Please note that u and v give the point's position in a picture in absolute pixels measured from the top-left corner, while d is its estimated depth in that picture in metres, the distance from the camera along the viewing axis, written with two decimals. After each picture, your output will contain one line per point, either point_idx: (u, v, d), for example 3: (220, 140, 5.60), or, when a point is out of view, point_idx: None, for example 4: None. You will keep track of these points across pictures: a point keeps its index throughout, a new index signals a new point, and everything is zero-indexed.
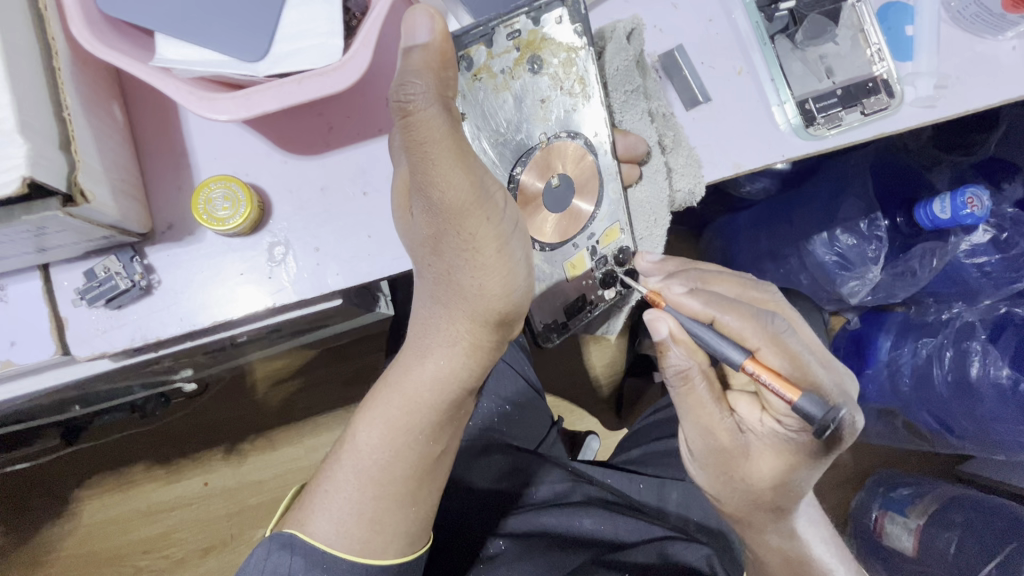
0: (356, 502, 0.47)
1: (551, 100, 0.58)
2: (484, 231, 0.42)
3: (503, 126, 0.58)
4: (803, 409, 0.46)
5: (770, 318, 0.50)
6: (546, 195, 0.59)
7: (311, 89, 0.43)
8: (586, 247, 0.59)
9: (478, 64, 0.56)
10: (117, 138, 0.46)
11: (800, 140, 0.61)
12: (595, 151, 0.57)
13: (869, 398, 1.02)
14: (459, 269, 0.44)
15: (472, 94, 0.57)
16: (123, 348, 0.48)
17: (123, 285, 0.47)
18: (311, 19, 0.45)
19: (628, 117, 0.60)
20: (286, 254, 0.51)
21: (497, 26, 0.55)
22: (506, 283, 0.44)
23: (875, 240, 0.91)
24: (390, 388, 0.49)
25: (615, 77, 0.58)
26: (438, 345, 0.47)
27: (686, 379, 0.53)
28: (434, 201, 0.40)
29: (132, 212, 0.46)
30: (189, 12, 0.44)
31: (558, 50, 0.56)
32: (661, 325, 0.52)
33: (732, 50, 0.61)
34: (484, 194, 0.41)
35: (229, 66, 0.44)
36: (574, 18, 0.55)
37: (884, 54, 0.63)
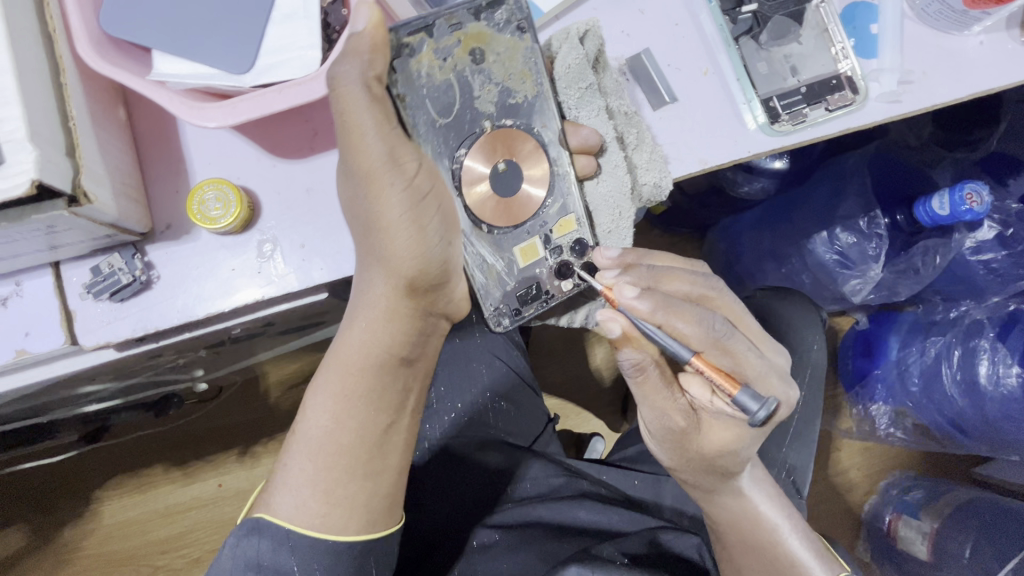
0: (311, 474, 0.50)
1: (496, 89, 0.54)
2: (393, 193, 0.49)
3: (445, 112, 0.53)
4: (742, 403, 0.53)
5: (713, 322, 0.55)
6: (494, 180, 0.55)
7: (291, 96, 0.47)
8: (540, 234, 0.57)
9: (419, 53, 0.51)
10: (120, 146, 0.51)
11: (766, 137, 0.64)
12: (545, 143, 0.56)
13: (877, 397, 1.05)
14: (374, 231, 0.50)
15: (412, 85, 0.52)
16: (126, 338, 0.52)
17: (125, 279, 0.51)
18: (292, 34, 0.49)
19: (584, 111, 0.56)
20: (274, 250, 0.55)
21: (437, 18, 0.51)
22: (418, 242, 0.51)
23: (875, 237, 0.92)
24: (330, 354, 0.54)
25: (567, 75, 0.55)
26: (364, 304, 0.53)
27: (641, 371, 0.59)
28: (353, 166, 0.48)
29: (132, 213, 0.50)
30: (181, 29, 0.49)
31: (502, 44, 0.53)
32: (614, 325, 0.55)
33: (698, 51, 0.64)
34: (396, 160, 0.48)
35: (218, 79, 0.48)
36: (516, 16, 0.53)
37: (848, 51, 0.65)
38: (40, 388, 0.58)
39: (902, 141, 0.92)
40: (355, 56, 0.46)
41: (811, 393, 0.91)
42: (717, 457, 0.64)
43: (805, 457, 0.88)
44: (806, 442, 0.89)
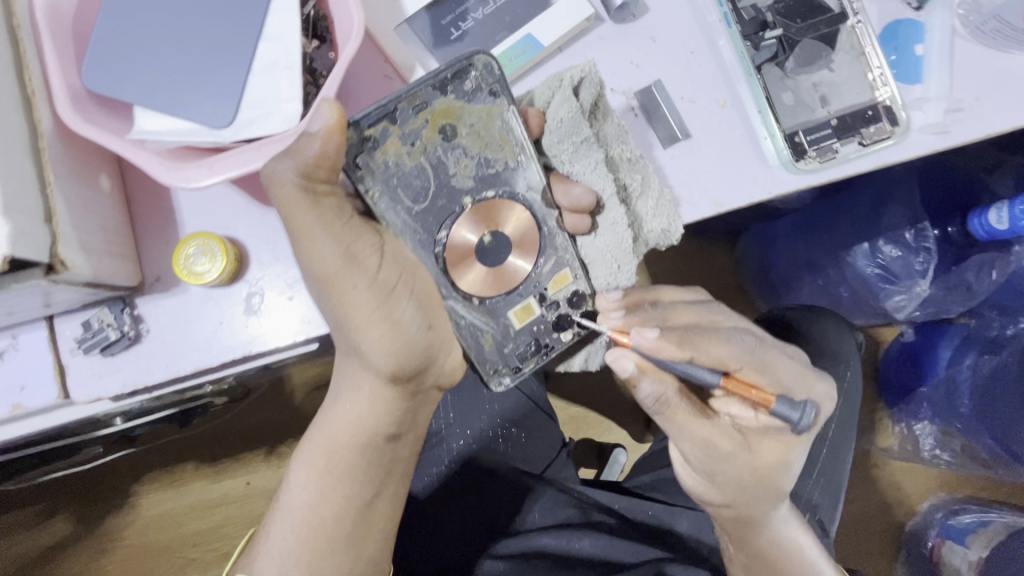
0: (296, 541, 0.50)
1: (473, 163, 0.50)
2: (355, 293, 0.47)
3: (421, 197, 0.49)
4: (783, 413, 0.53)
5: (734, 337, 0.55)
6: (479, 252, 0.52)
7: (269, 154, 0.46)
8: (534, 294, 0.53)
9: (384, 143, 0.47)
10: (106, 200, 0.50)
11: (790, 175, 0.58)
12: (533, 207, 0.52)
13: (923, 415, 0.98)
14: (343, 325, 0.48)
15: (380, 176, 0.48)
16: (117, 392, 0.52)
17: (114, 335, 0.51)
18: (273, 86, 0.47)
19: (579, 165, 0.52)
20: (262, 303, 0.54)
21: (399, 102, 0.47)
22: (388, 333, 0.48)
23: (923, 251, 0.85)
24: (316, 426, 0.53)
25: (559, 129, 0.51)
26: (346, 389, 0.52)
27: (664, 402, 0.54)
28: (309, 270, 0.47)
29: (119, 270, 0.50)
30: (162, 83, 0.47)
31: (474, 114, 0.49)
32: (627, 364, 0.52)
33: (715, 82, 0.59)
34: (352, 257, 0.46)
35: (199, 134, 0.47)
36: (486, 79, 0.48)
37: (887, 78, 0.59)
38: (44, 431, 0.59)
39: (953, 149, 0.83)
40: (292, 157, 0.43)
41: (842, 424, 0.84)
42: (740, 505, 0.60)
43: (830, 495, 0.81)
44: (834, 476, 0.82)
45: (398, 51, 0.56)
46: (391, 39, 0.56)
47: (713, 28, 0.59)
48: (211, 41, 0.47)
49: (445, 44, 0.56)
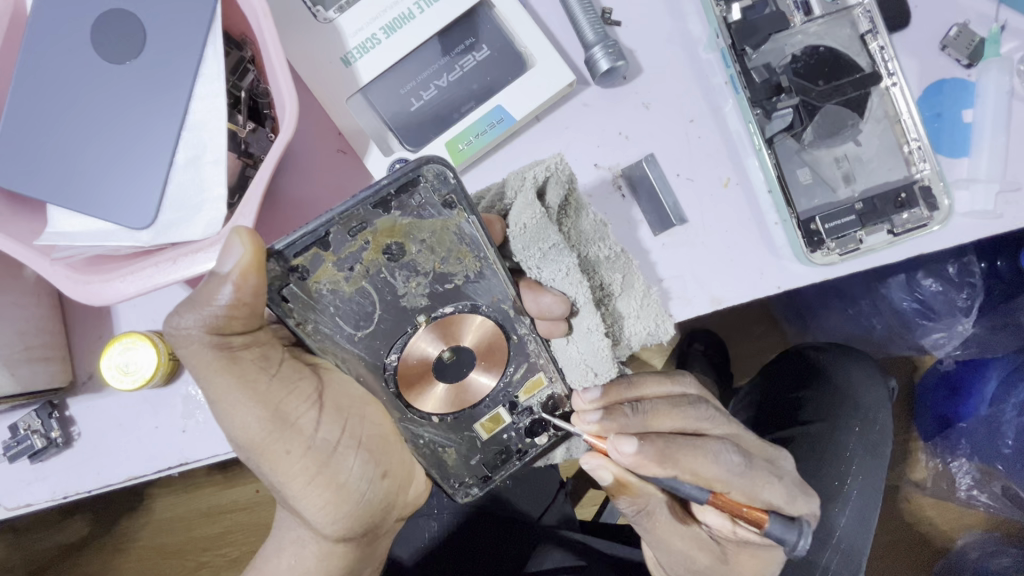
0: None
1: (427, 280, 0.39)
2: (290, 461, 0.38)
3: (364, 322, 0.38)
4: (778, 536, 0.44)
5: (724, 451, 0.46)
6: (437, 371, 0.41)
7: (187, 266, 0.40)
8: (503, 404, 0.44)
9: (314, 272, 0.36)
10: (27, 300, 0.46)
11: (802, 267, 0.50)
12: (501, 320, 0.42)
13: (961, 451, 0.84)
14: (278, 489, 0.40)
15: (314, 309, 0.37)
16: (46, 500, 0.49)
17: (40, 443, 0.47)
18: (198, 183, 0.42)
19: (549, 271, 0.41)
20: (197, 407, 0.49)
21: (330, 224, 0.35)
22: (332, 500, 0.40)
23: (967, 286, 0.73)
24: (255, 571, 0.44)
25: (522, 236, 0.39)
26: (286, 544, 0.43)
27: (646, 512, 0.47)
28: (231, 433, 0.37)
29: (41, 376, 0.46)
30: (77, 179, 0.42)
31: (427, 228, 0.37)
32: (605, 472, 0.45)
33: (719, 155, 0.50)
34: (284, 420, 0.37)
35: (116, 237, 0.42)
36: (440, 189, 0.36)
37: (926, 153, 0.49)
38: None
39: None
40: (200, 307, 0.34)
41: (868, 489, 0.73)
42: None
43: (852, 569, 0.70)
44: (858, 550, 0.71)
45: (347, 123, 0.49)
46: (341, 109, 0.49)
47: (717, 91, 0.51)
48: (130, 131, 0.42)
49: (405, 115, 0.49)
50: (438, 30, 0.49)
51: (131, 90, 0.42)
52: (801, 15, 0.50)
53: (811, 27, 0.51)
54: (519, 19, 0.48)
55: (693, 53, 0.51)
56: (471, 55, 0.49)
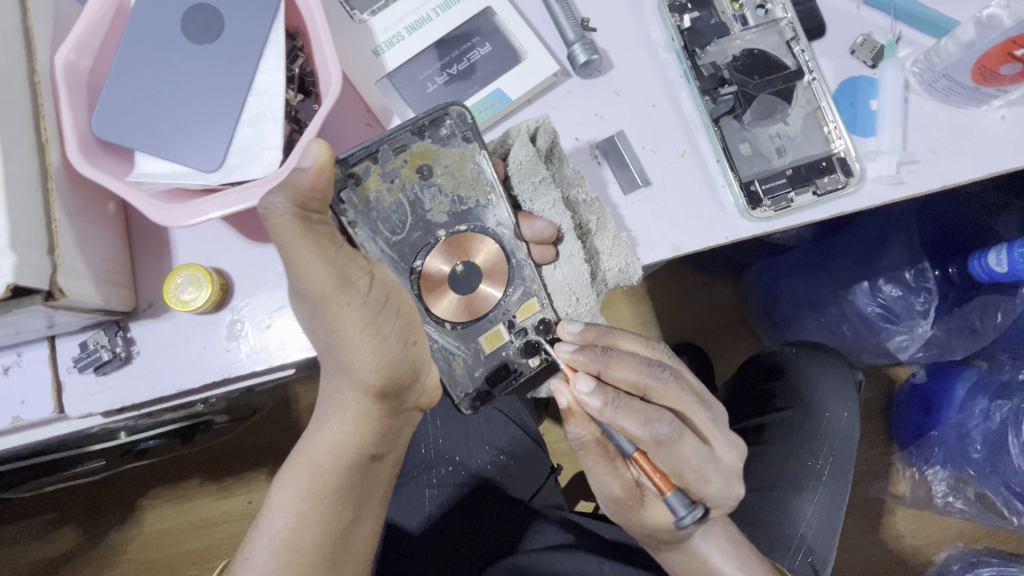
0: (272, 568, 0.47)
1: (448, 200, 0.51)
2: (349, 315, 0.44)
3: (399, 229, 0.51)
4: (670, 505, 0.52)
5: (662, 423, 0.49)
6: (451, 281, 0.52)
7: (253, 197, 0.51)
8: (502, 321, 0.53)
9: (366, 181, 0.49)
10: (107, 235, 0.55)
11: (746, 223, 0.61)
12: (502, 242, 0.52)
13: (935, 460, 1.01)
14: (335, 347, 0.45)
15: (364, 211, 0.49)
16: (106, 408, 0.57)
17: (106, 356, 0.56)
18: (258, 135, 0.53)
19: (538, 203, 0.54)
20: (243, 328, 0.59)
21: (381, 144, 0.48)
22: (380, 357, 0.45)
23: (923, 291, 0.90)
24: (295, 453, 0.50)
25: (519, 170, 0.53)
26: (330, 412, 0.49)
27: (585, 447, 0.55)
28: (300, 287, 0.43)
29: (114, 296, 0.55)
30: (161, 133, 0.53)
31: (450, 156, 0.50)
32: (563, 397, 0.54)
33: (676, 132, 0.63)
34: (346, 280, 0.43)
35: (189, 177, 0.52)
36: (461, 126, 0.49)
37: (842, 131, 0.61)
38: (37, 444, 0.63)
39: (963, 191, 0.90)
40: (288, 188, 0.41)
41: (836, 462, 0.82)
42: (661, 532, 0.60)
43: (825, 538, 0.79)
44: (831, 518, 0.81)
45: (375, 101, 0.60)
46: (371, 89, 0.60)
47: (674, 83, 0.63)
48: (205, 95, 0.53)
49: (422, 95, 0.61)
50: (451, 30, 0.61)
51: (210, 64, 0.53)
52: (739, 26, 0.63)
53: (747, 35, 0.64)
54: (517, 24, 0.61)
55: (655, 55, 0.64)
56: (477, 50, 0.61)
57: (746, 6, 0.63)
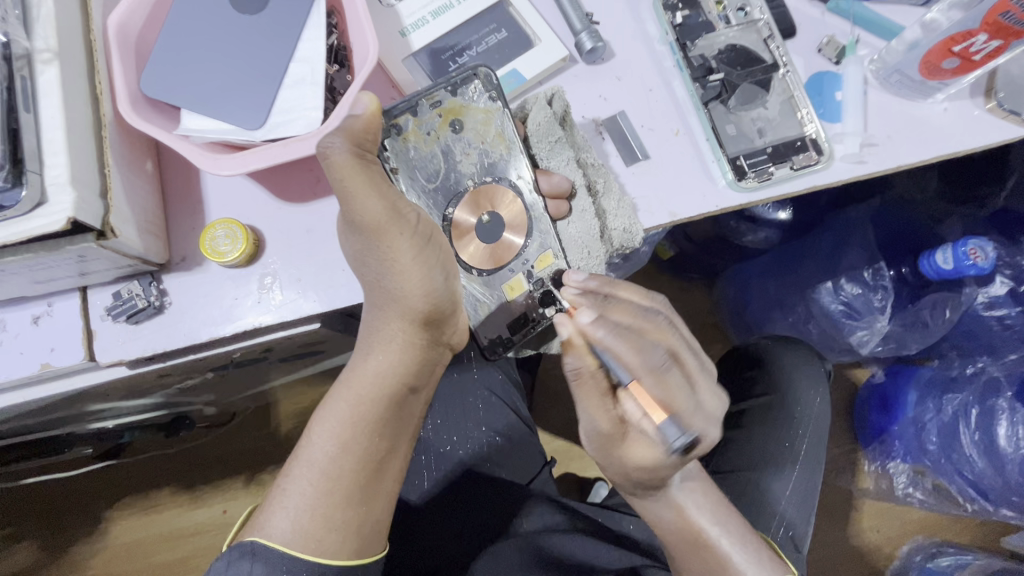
0: (311, 497, 0.52)
1: (475, 153, 0.60)
2: (400, 242, 0.51)
3: (433, 177, 0.60)
4: (663, 431, 0.55)
5: (656, 348, 0.55)
6: (477, 231, 0.60)
7: (296, 151, 0.55)
8: (523, 271, 0.60)
9: (406, 130, 0.58)
10: (146, 189, 0.58)
11: (734, 193, 0.69)
12: (520, 192, 0.60)
13: (895, 454, 1.10)
14: (384, 277, 0.52)
15: (405, 158, 0.59)
16: (136, 356, 0.59)
17: (141, 304, 0.58)
18: (299, 97, 0.57)
19: (553, 161, 0.62)
20: (273, 283, 0.61)
21: (419, 99, 0.58)
22: (424, 283, 0.53)
23: (880, 288, 0.99)
24: (341, 386, 0.56)
25: (536, 131, 0.60)
26: (375, 345, 0.56)
27: (579, 378, 0.57)
28: (357, 216, 0.49)
29: (152, 246, 0.57)
30: (204, 92, 0.57)
31: (478, 114, 0.59)
32: (563, 330, 0.55)
33: (671, 114, 0.70)
34: (397, 212, 0.50)
35: (233, 133, 0.56)
36: (487, 86, 0.58)
37: (813, 116, 0.70)
38: (57, 401, 0.65)
39: (908, 194, 1.00)
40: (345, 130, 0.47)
41: (812, 434, 0.89)
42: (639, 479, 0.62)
43: (804, 513, 0.85)
44: (808, 493, 0.87)
45: (402, 75, 0.67)
46: (399, 66, 0.66)
47: (668, 71, 0.71)
48: (249, 59, 0.58)
49: (445, 74, 0.67)
50: (471, 15, 0.67)
51: (255, 31, 0.58)
52: (723, 24, 0.72)
53: (730, 32, 0.72)
54: (530, 13, 0.68)
55: (652, 46, 0.72)
56: (494, 35, 0.68)
57: (729, 7, 0.73)
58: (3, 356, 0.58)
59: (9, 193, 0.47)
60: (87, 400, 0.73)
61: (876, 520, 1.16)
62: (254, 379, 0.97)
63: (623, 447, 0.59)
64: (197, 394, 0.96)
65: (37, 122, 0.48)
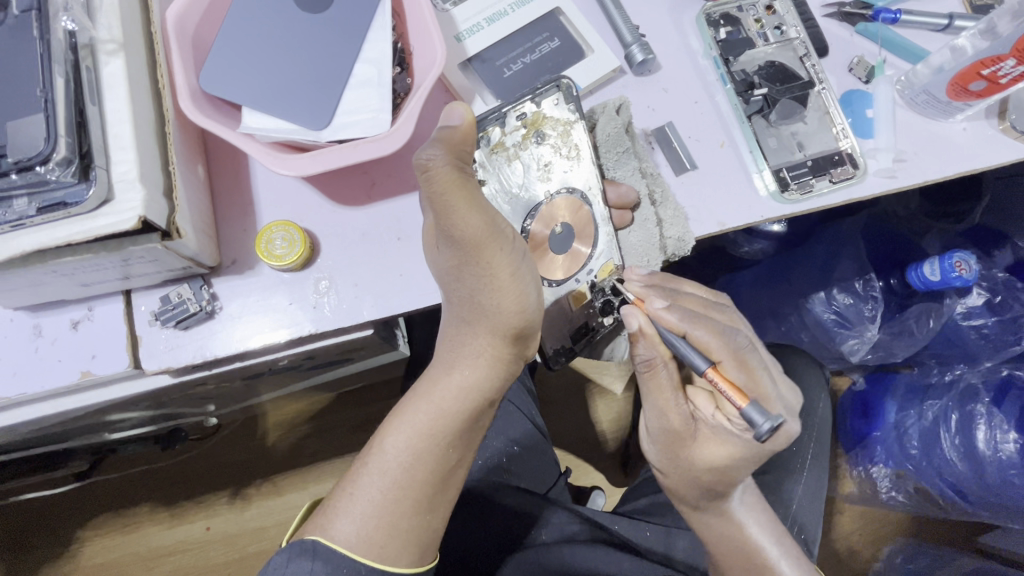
0: (378, 504, 0.53)
1: (552, 164, 0.67)
2: (499, 259, 0.50)
3: (513, 186, 0.67)
4: (749, 414, 0.51)
5: (734, 334, 0.58)
6: (551, 241, 0.67)
7: (365, 152, 0.54)
8: (587, 282, 0.67)
9: (494, 141, 0.66)
10: (199, 189, 0.56)
11: (777, 204, 0.70)
12: (590, 202, 0.67)
13: (878, 459, 1.10)
14: (479, 292, 0.51)
15: (491, 167, 0.67)
16: (185, 364, 0.56)
17: (193, 308, 0.55)
18: (364, 99, 0.56)
19: (619, 171, 0.69)
20: (329, 287, 0.59)
21: (508, 110, 0.66)
22: (519, 301, 0.52)
23: (871, 299, 1.00)
24: (419, 397, 0.55)
25: (606, 142, 0.67)
26: (461, 359, 0.55)
27: (651, 368, 0.57)
28: (456, 231, 0.47)
29: (207, 248, 0.55)
30: (268, 92, 0.55)
31: (557, 125, 0.66)
32: (634, 320, 0.56)
33: (716, 126, 0.72)
34: (497, 228, 0.48)
35: (298, 133, 0.55)
36: (568, 97, 0.65)
37: (848, 131, 0.73)
38: (76, 413, 0.62)
39: (892, 212, 1.02)
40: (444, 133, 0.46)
41: (818, 440, 0.93)
42: (706, 475, 0.63)
43: (814, 516, 0.87)
44: (814, 502, 0.89)
45: (458, 81, 0.66)
46: (453, 70, 0.66)
47: (712, 85, 0.73)
48: (314, 59, 0.56)
49: (499, 80, 0.67)
50: (525, 23, 0.68)
51: (319, 30, 0.57)
52: (762, 41, 0.75)
53: (768, 48, 0.75)
54: (583, 24, 0.69)
55: (696, 60, 0.73)
56: (547, 44, 0.68)
57: (767, 25, 0.75)
58: (41, 363, 0.55)
59: (74, 189, 0.44)
60: (96, 414, 0.68)
61: (863, 523, 1.20)
62: (245, 394, 0.90)
63: (692, 445, 0.62)
64: (202, 407, 0.90)
65: (104, 115, 0.46)
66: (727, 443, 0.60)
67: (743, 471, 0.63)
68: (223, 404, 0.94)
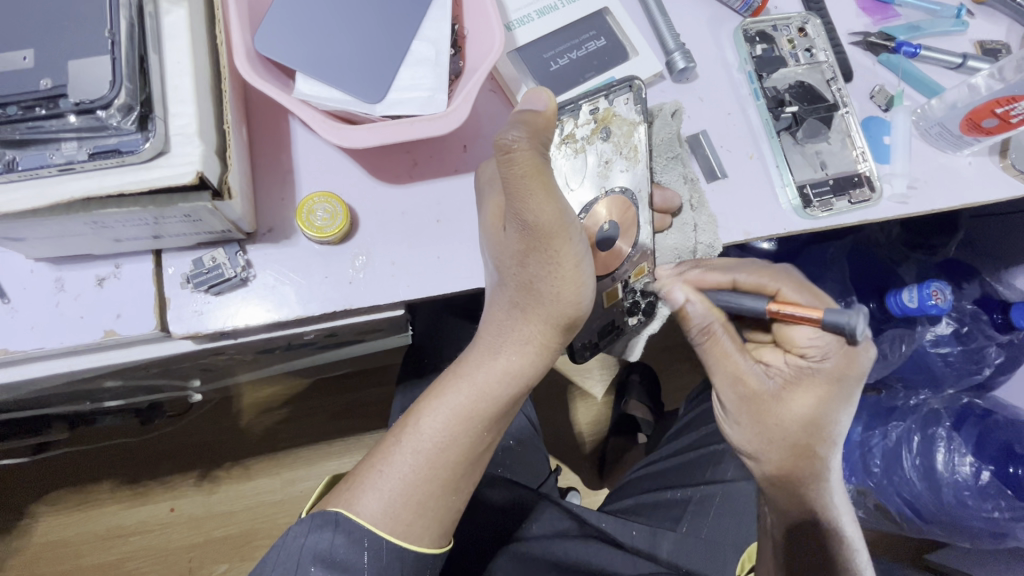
0: (404, 483, 0.53)
1: (609, 161, 0.68)
2: (566, 250, 0.50)
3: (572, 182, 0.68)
4: (832, 320, 0.55)
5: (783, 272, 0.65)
6: (598, 238, 0.66)
7: (420, 130, 0.53)
8: (621, 282, 0.68)
9: (566, 132, 0.67)
10: (242, 154, 0.55)
11: (799, 218, 0.72)
12: (637, 203, 0.67)
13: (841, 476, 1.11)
14: (541, 280, 0.52)
15: (555, 157, 0.68)
16: (213, 330, 0.54)
17: (228, 274, 0.54)
18: (420, 77, 0.56)
19: (666, 176, 0.70)
20: (366, 263, 0.58)
21: (583, 103, 0.67)
22: (577, 292, 0.53)
23: None
24: (461, 379, 0.55)
25: (659, 146, 0.68)
26: (509, 344, 0.55)
27: (710, 335, 0.62)
28: (530, 217, 0.48)
29: (247, 213, 0.54)
30: (324, 61, 0.54)
31: (624, 124, 0.67)
32: (677, 294, 0.64)
33: (746, 139, 0.74)
34: (569, 219, 0.49)
35: (352, 104, 0.54)
36: (637, 98, 0.66)
37: (867, 155, 0.76)
38: (66, 378, 0.58)
39: (874, 239, 1.05)
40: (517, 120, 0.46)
41: None
42: (801, 435, 0.63)
43: None
44: None
45: (506, 69, 0.66)
46: (502, 59, 0.66)
47: (745, 98, 0.75)
48: (374, 34, 0.56)
49: (544, 72, 0.68)
50: (572, 20, 0.69)
51: (379, 6, 0.57)
52: (793, 61, 0.77)
53: (799, 68, 0.77)
54: (629, 26, 0.70)
55: (731, 73, 0.76)
56: (593, 42, 0.69)
57: (798, 47, 0.78)
58: (63, 320, 0.53)
59: (130, 138, 0.43)
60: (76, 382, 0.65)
61: None
62: (227, 372, 0.87)
63: (782, 408, 0.63)
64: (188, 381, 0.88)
65: (164, 66, 0.44)
66: (813, 389, 0.61)
67: (835, 422, 0.63)
68: (207, 380, 0.91)
